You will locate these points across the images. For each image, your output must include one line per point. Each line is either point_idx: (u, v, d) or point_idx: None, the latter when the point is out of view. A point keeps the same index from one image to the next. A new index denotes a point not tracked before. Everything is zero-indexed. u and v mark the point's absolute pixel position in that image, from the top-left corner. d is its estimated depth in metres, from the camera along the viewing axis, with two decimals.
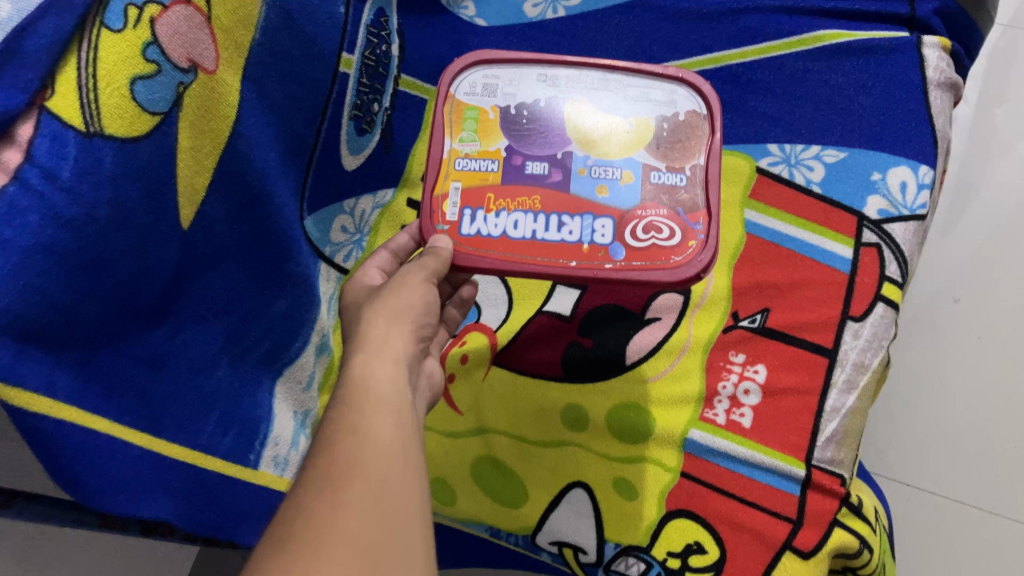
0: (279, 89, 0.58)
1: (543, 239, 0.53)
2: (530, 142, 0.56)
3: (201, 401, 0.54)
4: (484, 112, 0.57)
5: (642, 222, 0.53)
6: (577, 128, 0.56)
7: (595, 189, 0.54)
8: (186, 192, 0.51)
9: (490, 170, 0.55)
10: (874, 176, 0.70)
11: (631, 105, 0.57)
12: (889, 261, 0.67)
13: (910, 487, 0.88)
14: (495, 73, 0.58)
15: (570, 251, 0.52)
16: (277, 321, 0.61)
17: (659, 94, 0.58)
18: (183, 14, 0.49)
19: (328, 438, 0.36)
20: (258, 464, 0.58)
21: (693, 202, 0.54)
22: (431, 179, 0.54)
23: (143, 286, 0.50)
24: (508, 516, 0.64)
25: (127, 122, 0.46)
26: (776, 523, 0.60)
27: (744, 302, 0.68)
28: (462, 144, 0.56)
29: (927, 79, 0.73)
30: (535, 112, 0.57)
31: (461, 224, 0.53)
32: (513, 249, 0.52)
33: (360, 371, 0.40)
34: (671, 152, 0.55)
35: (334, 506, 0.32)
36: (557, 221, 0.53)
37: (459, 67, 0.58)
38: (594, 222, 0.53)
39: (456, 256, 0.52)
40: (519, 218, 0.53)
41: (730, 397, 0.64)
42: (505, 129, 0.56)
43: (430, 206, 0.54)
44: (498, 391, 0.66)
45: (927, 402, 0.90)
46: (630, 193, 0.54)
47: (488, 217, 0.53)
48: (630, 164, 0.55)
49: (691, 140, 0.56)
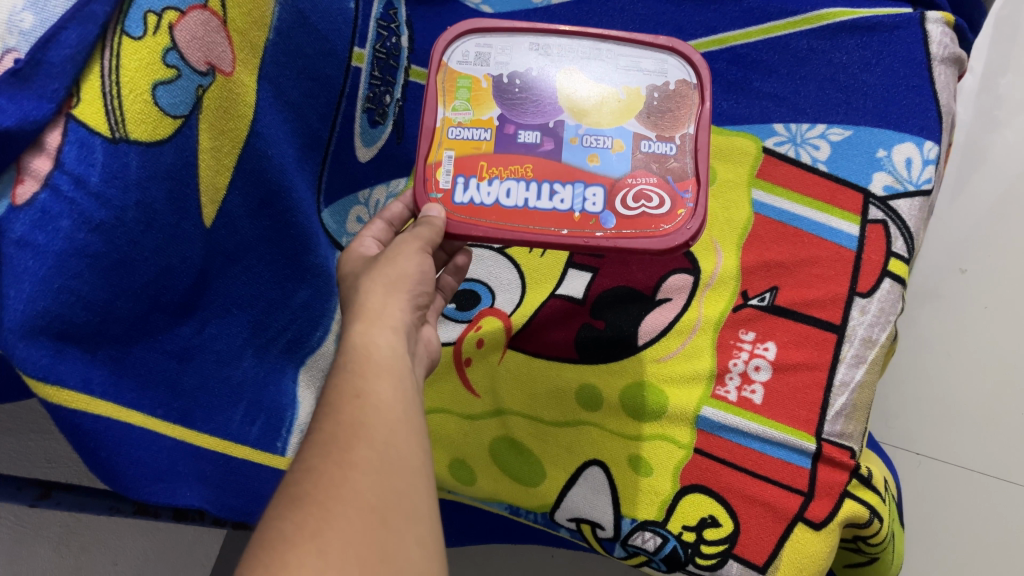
0: (295, 87, 0.60)
1: (535, 207, 0.54)
2: (522, 111, 0.57)
3: (228, 392, 0.57)
4: (476, 81, 0.58)
5: (632, 190, 0.54)
6: (568, 97, 0.57)
7: (586, 158, 0.55)
8: (209, 191, 0.53)
9: (483, 139, 0.56)
10: (880, 153, 0.70)
11: (622, 73, 0.58)
12: (895, 237, 0.68)
13: (920, 456, 0.89)
14: (487, 42, 0.59)
15: (561, 219, 0.54)
16: (299, 311, 0.63)
17: (650, 63, 0.58)
18: (201, 19, 0.50)
19: (333, 402, 0.38)
20: (285, 451, 0.60)
21: (683, 170, 0.55)
22: (425, 147, 0.55)
23: (169, 285, 0.51)
24: (527, 495, 0.66)
25: (151, 125, 0.48)
26: (787, 495, 0.62)
27: (753, 280, 0.69)
28: (455, 113, 0.57)
29: (932, 55, 0.73)
30: (527, 81, 0.58)
31: (454, 192, 0.55)
32: (506, 217, 0.54)
33: (361, 339, 0.41)
34: (661, 122, 0.56)
35: (343, 467, 0.34)
36: (549, 189, 0.55)
37: (453, 36, 0.59)
38: (586, 191, 0.54)
39: (450, 225, 0.53)
40: (511, 186, 0.55)
41: (741, 374, 0.66)
42: (498, 98, 0.57)
43: (423, 174, 0.55)
44: (513, 373, 0.68)
45: (935, 371, 0.91)
46: (620, 162, 0.55)
47: (481, 185, 0.55)
48: (621, 133, 0.56)
49: (681, 109, 0.57)
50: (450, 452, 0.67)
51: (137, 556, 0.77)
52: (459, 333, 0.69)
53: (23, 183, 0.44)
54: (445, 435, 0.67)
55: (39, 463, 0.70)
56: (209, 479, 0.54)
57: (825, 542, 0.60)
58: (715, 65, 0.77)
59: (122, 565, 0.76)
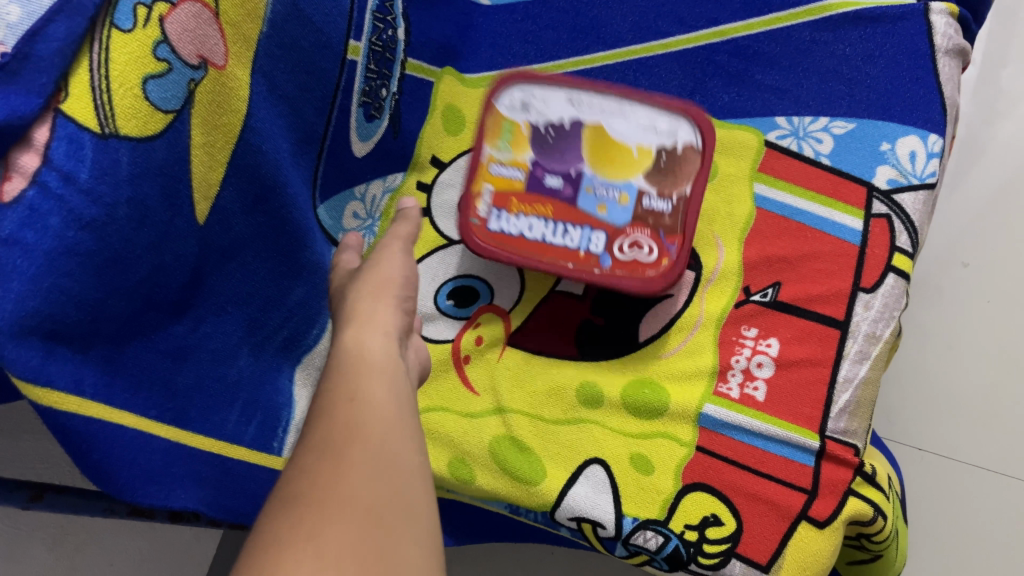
0: (289, 80, 0.58)
1: (550, 241, 0.66)
2: (551, 157, 0.68)
3: (223, 392, 0.56)
4: (518, 127, 0.69)
5: (628, 239, 0.66)
6: (590, 148, 0.68)
7: (597, 206, 0.67)
8: (202, 187, 0.52)
9: (517, 179, 0.68)
10: (883, 146, 0.69)
11: (638, 132, 0.68)
12: (900, 231, 0.67)
13: (922, 451, 0.88)
14: (531, 90, 0.69)
15: (569, 254, 0.66)
16: (295, 308, 0.62)
17: (664, 125, 0.68)
18: (193, 12, 0.48)
19: (328, 403, 0.37)
20: (282, 451, 0.59)
21: (673, 225, 0.66)
22: (470, 179, 0.68)
23: (162, 283, 0.50)
24: (527, 495, 0.63)
25: (142, 120, 0.46)
26: (790, 493, 0.61)
27: (755, 276, 0.68)
28: (498, 152, 0.68)
29: (935, 47, 0.70)
30: (559, 130, 0.68)
31: (488, 220, 0.67)
32: (526, 247, 0.67)
33: (353, 342, 0.41)
34: (662, 180, 0.67)
35: (338, 466, 0.33)
36: (563, 229, 0.67)
37: (503, 85, 0.69)
38: (592, 234, 0.66)
39: (479, 248, 0.66)
40: (534, 223, 0.67)
41: (744, 371, 0.65)
42: (533, 143, 0.68)
43: (466, 202, 0.67)
44: (512, 371, 0.68)
45: (937, 366, 0.90)
46: (624, 213, 0.67)
47: (510, 218, 0.67)
48: (629, 187, 0.67)
49: (682, 171, 0.67)
50: (449, 451, 0.65)
51: (133, 556, 0.76)
52: (458, 330, 0.69)
53: (11, 180, 0.43)
54: (444, 433, 0.65)
55: (33, 464, 0.69)
56: (205, 480, 0.53)
57: (830, 541, 0.60)
58: (716, 57, 0.75)
59: (119, 565, 0.75)
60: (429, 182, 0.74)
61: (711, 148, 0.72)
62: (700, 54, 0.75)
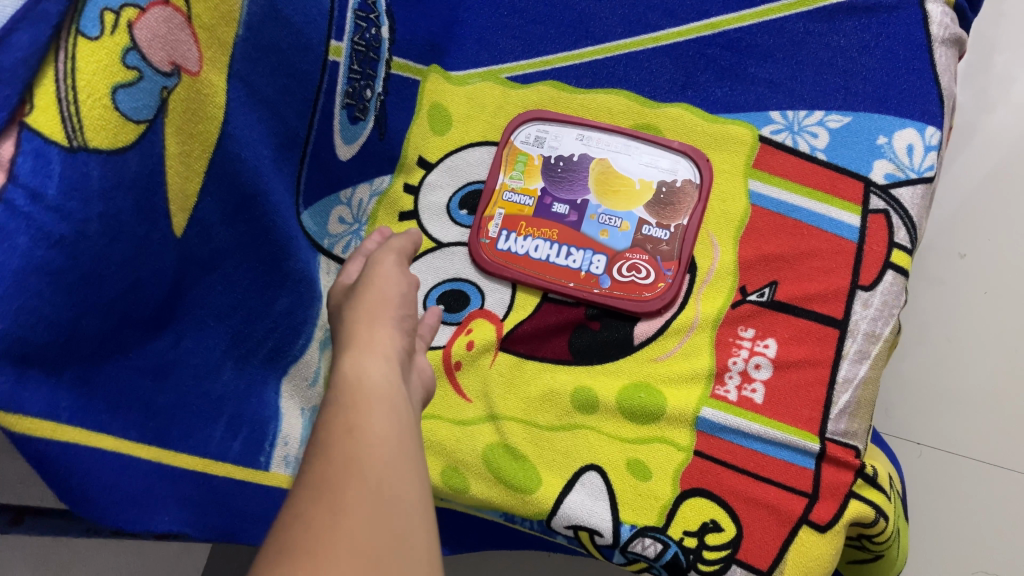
0: (269, 84, 0.56)
1: (553, 262, 0.70)
2: (560, 187, 0.72)
3: (208, 407, 0.54)
4: (531, 158, 0.73)
5: (627, 263, 0.69)
6: (596, 181, 0.72)
7: (599, 231, 0.70)
8: (178, 199, 0.50)
9: (526, 204, 0.72)
10: (880, 140, 0.67)
11: (641, 168, 0.71)
12: (898, 227, 0.65)
13: (921, 446, 0.87)
14: (546, 127, 0.73)
15: (571, 274, 0.69)
16: (280, 319, 0.60)
17: (665, 162, 0.71)
18: (163, 16, 0.46)
19: (324, 438, 0.35)
20: (268, 465, 0.58)
21: (670, 252, 0.68)
22: (483, 204, 0.72)
23: (141, 299, 0.48)
24: (522, 503, 0.62)
25: (112, 132, 0.44)
26: (791, 497, 0.60)
27: (751, 275, 0.66)
28: (511, 180, 0.72)
29: (932, 37, 0.68)
30: (569, 163, 0.72)
31: (498, 240, 0.71)
32: (531, 266, 0.70)
33: (352, 369, 0.39)
34: (662, 212, 0.70)
35: (333, 511, 0.32)
36: (566, 250, 0.70)
37: (519, 121, 0.73)
38: (593, 256, 0.69)
39: (488, 265, 0.70)
40: (540, 244, 0.70)
41: (741, 372, 0.64)
42: (545, 174, 0.72)
43: (478, 223, 0.71)
44: (506, 377, 0.67)
45: (936, 359, 0.89)
46: (624, 239, 0.70)
47: (518, 239, 0.71)
48: (630, 216, 0.70)
49: (681, 204, 0.70)
50: (442, 460, 0.63)
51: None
52: (449, 337, 0.68)
53: None
54: (438, 442, 0.64)
55: None
56: (189, 500, 0.52)
57: (832, 544, 0.58)
58: (709, 50, 0.72)
59: None
60: (416, 184, 0.72)
61: (704, 145, 0.71)
62: (691, 48, 0.73)
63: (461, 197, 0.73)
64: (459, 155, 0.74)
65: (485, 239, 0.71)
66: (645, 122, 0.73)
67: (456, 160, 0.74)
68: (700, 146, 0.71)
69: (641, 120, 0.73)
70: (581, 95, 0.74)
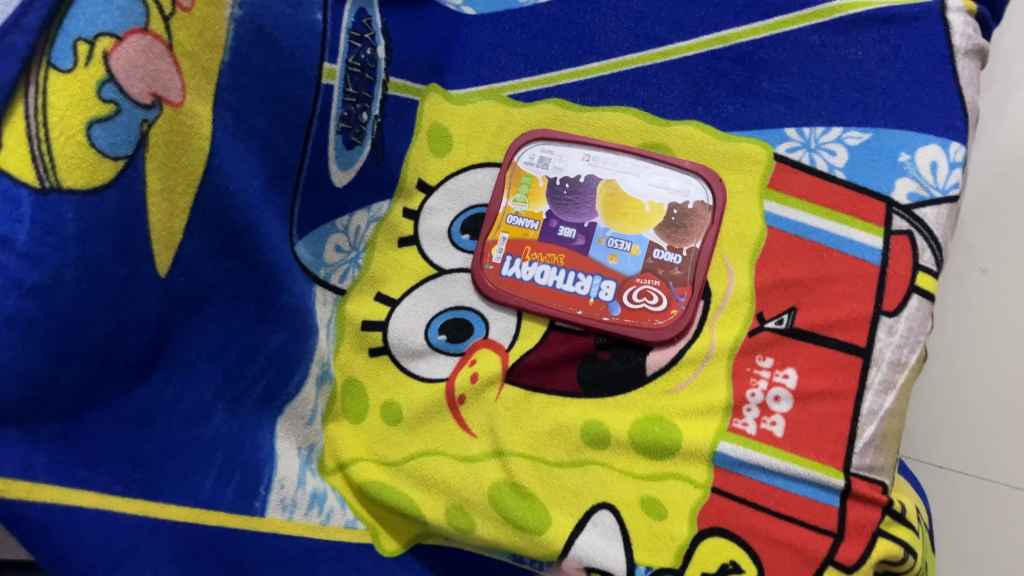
0: (259, 112, 0.53)
1: (560, 288, 0.66)
2: (567, 210, 0.69)
3: (198, 455, 0.52)
4: (535, 180, 0.70)
5: (637, 289, 0.65)
6: (603, 203, 0.68)
7: (607, 256, 0.67)
8: (162, 236, 0.47)
9: (531, 228, 0.68)
10: (902, 157, 0.64)
11: (651, 189, 0.68)
12: (922, 249, 0.62)
13: (943, 470, 0.81)
14: (550, 147, 0.70)
15: (579, 301, 0.66)
16: (274, 357, 0.57)
17: (676, 183, 0.68)
18: (141, 45, 0.43)
19: None
20: (264, 511, 0.54)
21: (683, 277, 0.65)
22: (486, 228, 0.69)
23: (123, 346, 0.46)
24: (530, 544, 0.58)
25: (87, 171, 0.41)
26: (815, 536, 0.57)
27: (769, 301, 0.63)
28: (515, 203, 0.69)
29: (954, 48, 0.65)
30: (575, 184, 0.69)
31: (502, 267, 0.68)
32: (538, 293, 0.67)
33: None
34: (674, 234, 0.66)
35: None
36: (574, 276, 0.67)
37: (523, 141, 0.70)
38: (602, 282, 0.66)
39: (493, 294, 0.67)
40: (546, 269, 0.67)
41: (760, 405, 0.60)
42: (550, 196, 0.69)
43: (481, 249, 0.68)
44: (512, 411, 0.63)
45: (966, 378, 0.81)
46: (634, 263, 0.66)
47: (523, 264, 0.67)
48: (640, 240, 0.67)
49: (693, 226, 0.66)
50: (446, 499, 0.60)
51: None
52: (453, 368, 0.65)
53: None
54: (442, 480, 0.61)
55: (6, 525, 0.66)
56: (180, 557, 0.49)
57: None
58: (719, 64, 0.69)
59: None
60: (416, 209, 0.69)
61: (716, 164, 0.68)
62: (701, 62, 0.70)
63: (463, 221, 0.70)
64: (460, 177, 0.71)
65: (489, 265, 0.68)
66: (654, 140, 0.69)
67: (457, 182, 0.70)
68: (712, 165, 0.68)
69: (649, 138, 0.70)
70: (586, 113, 0.71)
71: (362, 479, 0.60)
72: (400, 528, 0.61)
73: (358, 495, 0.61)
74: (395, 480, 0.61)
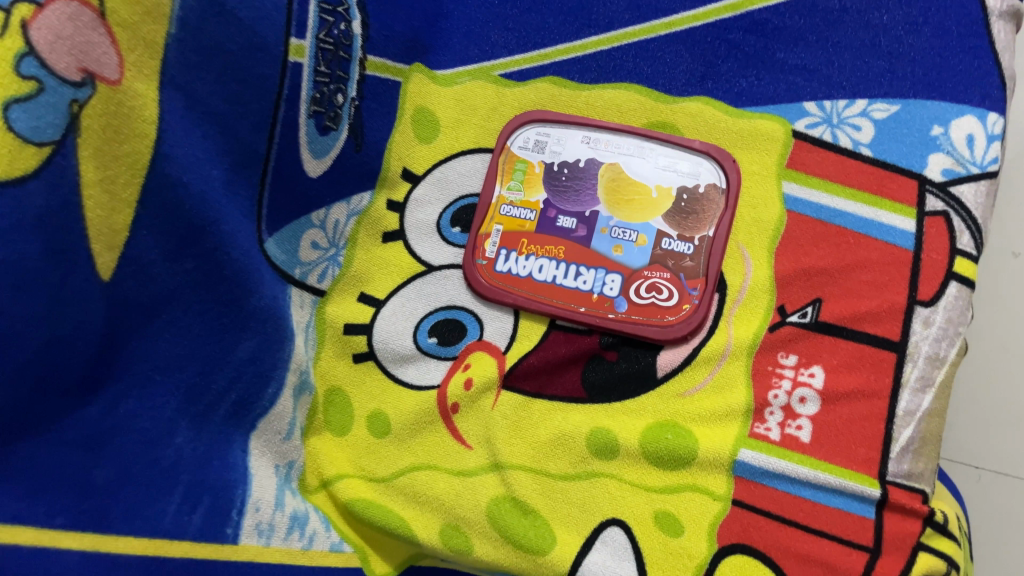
0: (216, 92, 0.49)
1: (561, 284, 0.61)
2: (566, 198, 0.63)
3: (157, 477, 0.47)
4: (530, 166, 0.64)
5: (646, 282, 0.60)
6: (606, 189, 0.62)
7: (612, 247, 0.61)
8: (102, 237, 0.44)
9: (527, 218, 0.63)
10: (934, 130, 0.58)
11: (658, 172, 0.62)
12: (960, 231, 0.56)
13: (981, 471, 0.73)
14: (547, 130, 0.64)
15: (582, 298, 0.60)
16: (243, 368, 0.52)
17: (685, 166, 0.62)
18: (67, 13, 0.41)
19: None
20: (237, 537, 0.49)
21: (695, 268, 0.59)
22: (478, 219, 0.63)
23: (57, 361, 0.43)
24: (534, 565, 0.53)
25: (6, 158, 0.39)
26: (848, 553, 0.51)
27: (791, 293, 0.57)
28: (510, 192, 0.64)
29: (988, 9, 0.59)
30: (575, 170, 0.63)
31: (496, 261, 0.62)
32: (536, 289, 0.61)
33: None
34: (684, 222, 0.60)
35: None
36: (575, 270, 0.61)
37: (517, 124, 0.64)
38: (606, 276, 0.60)
39: (487, 291, 0.61)
40: (544, 263, 0.61)
41: (784, 407, 0.55)
42: (547, 184, 0.64)
43: (473, 242, 0.62)
44: (510, 420, 0.58)
45: (1016, 372, 0.72)
46: (641, 254, 0.60)
47: (519, 259, 0.62)
48: (647, 228, 0.61)
49: (706, 212, 0.60)
50: (441, 518, 0.55)
51: None
52: (445, 374, 0.59)
53: None
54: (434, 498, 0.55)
55: None
56: None
57: None
58: (731, 35, 0.63)
59: None
60: (401, 200, 0.63)
61: (728, 143, 0.62)
62: (709, 33, 0.64)
63: (453, 213, 0.64)
64: (449, 164, 0.65)
65: (482, 260, 0.62)
66: (660, 119, 0.63)
67: (446, 170, 0.65)
68: (725, 146, 0.62)
69: (656, 117, 0.63)
70: (585, 91, 0.65)
71: (349, 498, 0.55)
72: (392, 550, 0.55)
73: (344, 516, 0.55)
74: (385, 497, 0.56)
